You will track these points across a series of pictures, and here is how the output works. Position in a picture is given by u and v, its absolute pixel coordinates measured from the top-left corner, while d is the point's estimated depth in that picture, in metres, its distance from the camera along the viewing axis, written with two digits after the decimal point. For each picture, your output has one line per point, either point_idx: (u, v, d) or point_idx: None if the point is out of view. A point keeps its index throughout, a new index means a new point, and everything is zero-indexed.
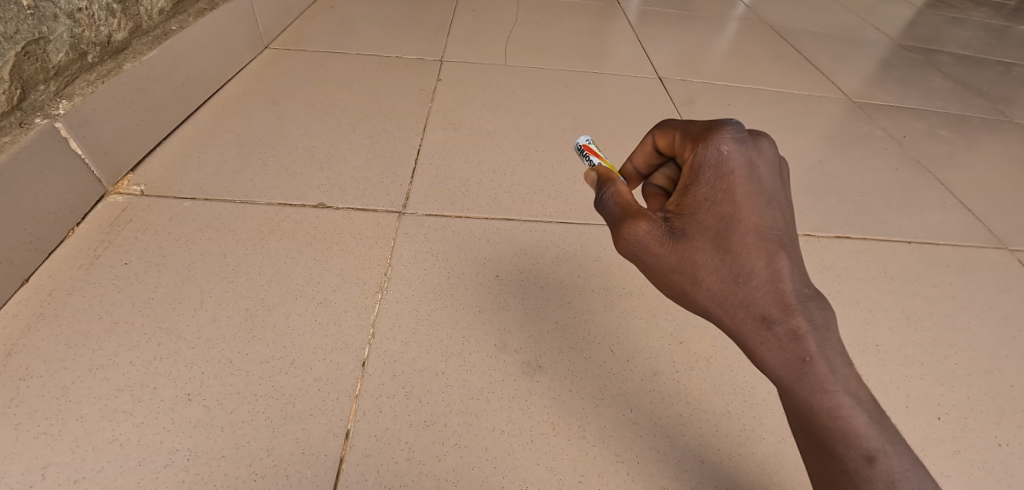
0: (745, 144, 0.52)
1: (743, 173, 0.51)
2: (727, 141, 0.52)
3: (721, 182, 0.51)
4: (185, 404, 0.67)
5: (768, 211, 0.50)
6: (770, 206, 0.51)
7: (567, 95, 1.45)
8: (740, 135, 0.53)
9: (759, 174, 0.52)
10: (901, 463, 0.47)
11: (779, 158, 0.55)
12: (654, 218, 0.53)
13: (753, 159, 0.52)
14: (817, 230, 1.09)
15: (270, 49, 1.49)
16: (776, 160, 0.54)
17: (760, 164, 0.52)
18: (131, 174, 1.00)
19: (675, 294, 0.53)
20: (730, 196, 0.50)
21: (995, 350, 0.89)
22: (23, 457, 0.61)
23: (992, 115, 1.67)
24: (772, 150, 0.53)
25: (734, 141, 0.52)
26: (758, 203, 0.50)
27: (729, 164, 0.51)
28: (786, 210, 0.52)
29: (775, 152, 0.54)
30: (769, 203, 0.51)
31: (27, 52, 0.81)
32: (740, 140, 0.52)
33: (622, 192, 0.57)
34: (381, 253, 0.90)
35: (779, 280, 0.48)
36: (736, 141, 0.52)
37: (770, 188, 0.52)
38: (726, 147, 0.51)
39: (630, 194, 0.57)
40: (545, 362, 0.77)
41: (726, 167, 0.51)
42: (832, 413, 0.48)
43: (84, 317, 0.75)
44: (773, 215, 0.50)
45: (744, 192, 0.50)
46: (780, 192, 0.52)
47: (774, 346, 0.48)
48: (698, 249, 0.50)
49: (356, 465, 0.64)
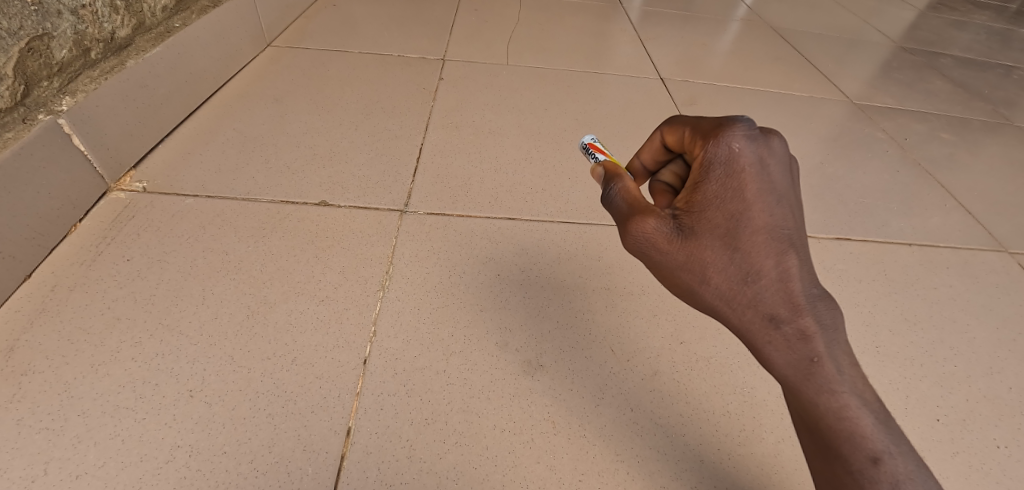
0: (755, 142, 0.52)
1: (754, 170, 0.51)
2: (738, 138, 0.52)
3: (731, 179, 0.51)
4: (186, 401, 0.68)
5: (778, 210, 0.50)
6: (780, 205, 0.51)
7: (569, 95, 1.45)
8: (750, 132, 0.53)
9: (769, 172, 0.52)
10: (906, 464, 0.47)
11: (789, 156, 0.55)
12: (662, 215, 0.53)
13: (764, 157, 0.52)
14: (817, 231, 1.10)
15: (272, 45, 1.50)
16: (786, 158, 0.54)
17: (770, 162, 0.52)
18: (134, 171, 1.00)
19: (681, 292, 0.54)
20: (740, 194, 0.50)
21: (994, 352, 0.90)
22: (25, 452, 0.61)
23: (993, 118, 1.67)
24: (783, 148, 0.53)
25: (744, 138, 0.52)
26: (768, 201, 0.51)
27: (740, 161, 0.51)
28: (795, 209, 0.52)
29: (786, 150, 0.54)
30: (779, 202, 0.51)
31: (30, 48, 0.82)
32: (750, 137, 0.52)
33: (629, 188, 0.58)
34: (383, 250, 0.91)
35: (788, 280, 0.49)
36: (746, 138, 0.52)
37: (781, 187, 0.52)
38: (736, 144, 0.52)
39: (638, 190, 0.58)
40: (546, 361, 0.77)
41: (736, 164, 0.51)
42: (839, 413, 0.48)
43: (85, 312, 0.76)
44: (782, 213, 0.50)
45: (754, 190, 0.50)
46: (789, 190, 0.52)
47: (781, 346, 0.48)
48: (707, 247, 0.50)
49: (357, 463, 0.64)
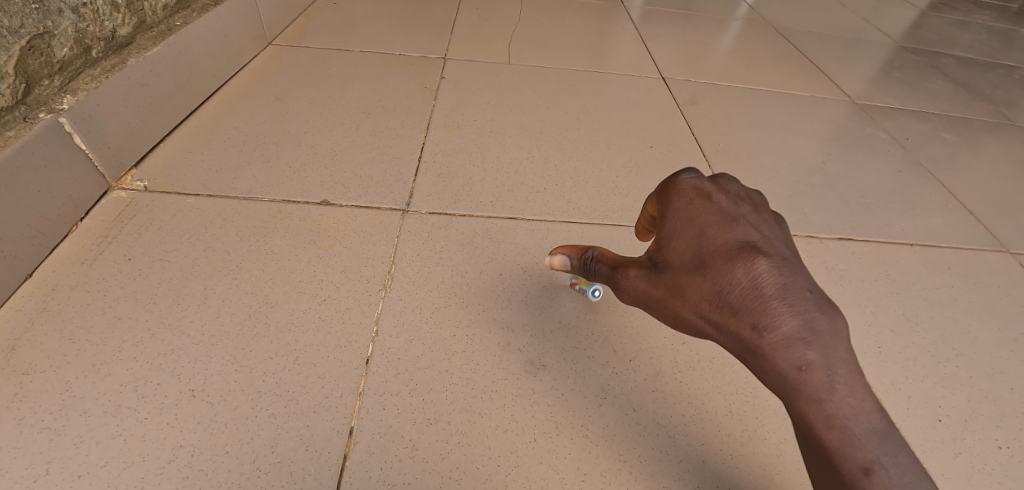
0: (700, 182, 0.58)
1: (702, 200, 0.55)
2: (682, 182, 0.58)
3: (683, 211, 0.55)
4: (188, 401, 0.67)
5: (738, 227, 0.52)
6: (738, 223, 0.52)
7: (571, 95, 1.44)
8: (696, 175, 0.58)
9: (720, 199, 0.55)
10: (905, 478, 0.41)
11: (749, 187, 0.58)
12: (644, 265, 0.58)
13: (712, 191, 0.56)
14: (819, 231, 1.09)
15: (273, 44, 1.50)
16: (743, 189, 0.57)
17: (719, 193, 0.56)
18: (135, 170, 1.00)
19: (676, 325, 0.55)
20: (692, 220, 0.54)
21: (996, 353, 0.89)
22: (27, 451, 0.61)
23: (995, 118, 1.67)
24: (734, 183, 0.58)
25: (688, 180, 0.58)
26: (726, 222, 0.52)
27: (687, 196, 0.56)
28: (757, 226, 0.53)
29: (738, 184, 0.58)
30: (736, 221, 0.53)
31: (32, 46, 0.81)
32: (692, 179, 0.58)
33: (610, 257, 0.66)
34: (385, 250, 0.90)
35: (760, 282, 0.46)
36: (691, 180, 0.58)
37: (736, 210, 0.54)
38: (681, 187, 0.57)
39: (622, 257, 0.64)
40: (549, 361, 0.77)
41: (684, 199, 0.56)
42: (829, 423, 0.43)
43: (88, 311, 0.76)
44: (743, 230, 0.52)
45: (706, 215, 0.54)
46: (749, 211, 0.54)
47: (763, 352, 0.45)
48: (675, 276, 0.53)
49: (360, 463, 0.64)
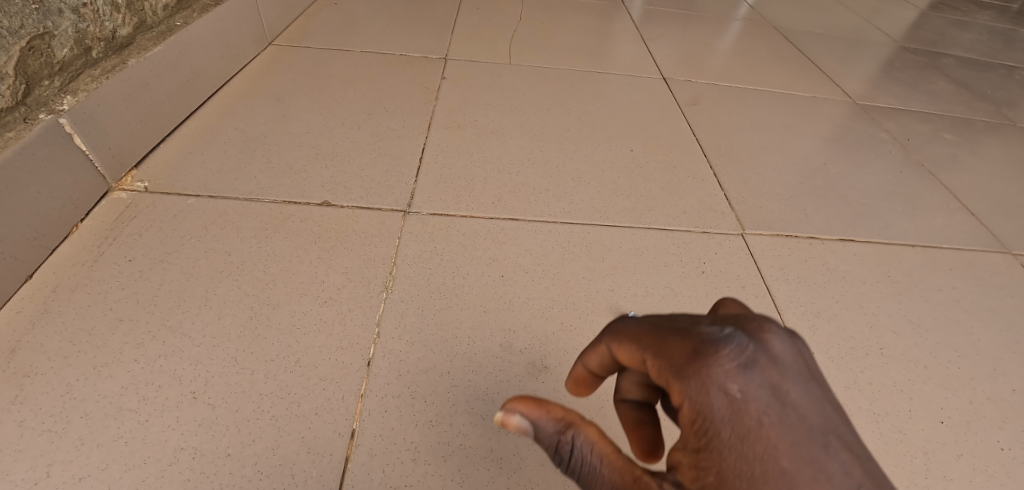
0: (756, 365, 0.36)
1: (771, 416, 0.34)
2: (727, 371, 0.35)
3: (746, 436, 0.34)
4: (189, 403, 0.67)
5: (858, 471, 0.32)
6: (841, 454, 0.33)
7: (572, 95, 1.44)
8: (739, 353, 0.36)
9: (790, 402, 0.35)
10: None
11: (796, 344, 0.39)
12: (664, 488, 0.38)
13: (774, 381, 0.35)
14: (822, 232, 1.09)
15: (274, 44, 1.49)
16: (796, 356, 0.38)
17: (786, 384, 0.36)
18: (135, 170, 1.00)
19: None
20: (772, 461, 0.33)
21: (998, 354, 0.89)
22: (28, 454, 0.61)
23: (995, 118, 1.67)
24: (784, 349, 0.37)
25: (738, 371, 0.35)
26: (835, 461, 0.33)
27: (746, 410, 0.35)
28: (858, 450, 0.34)
29: (791, 351, 0.37)
30: (836, 443, 0.34)
31: (32, 47, 0.81)
32: (747, 370, 0.35)
33: (605, 452, 0.42)
34: (386, 251, 0.90)
35: None
36: (738, 368, 0.35)
37: (814, 416, 0.35)
38: (722, 400, 0.35)
39: (619, 455, 0.42)
40: (551, 363, 0.77)
41: (748, 423, 0.34)
42: None
43: (88, 313, 0.75)
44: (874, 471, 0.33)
45: (787, 448, 0.33)
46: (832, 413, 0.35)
47: None
48: None
49: (362, 465, 0.64)
